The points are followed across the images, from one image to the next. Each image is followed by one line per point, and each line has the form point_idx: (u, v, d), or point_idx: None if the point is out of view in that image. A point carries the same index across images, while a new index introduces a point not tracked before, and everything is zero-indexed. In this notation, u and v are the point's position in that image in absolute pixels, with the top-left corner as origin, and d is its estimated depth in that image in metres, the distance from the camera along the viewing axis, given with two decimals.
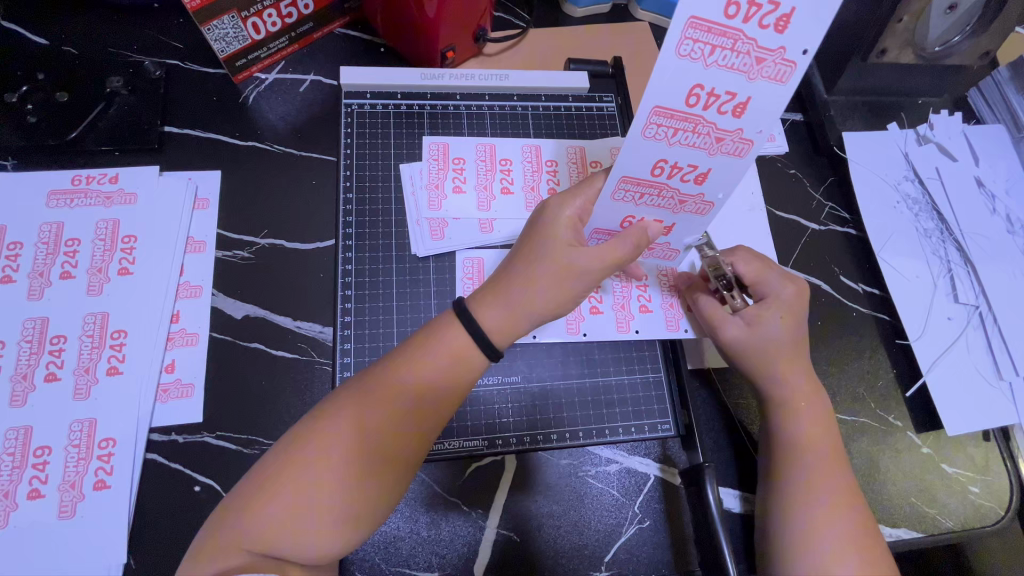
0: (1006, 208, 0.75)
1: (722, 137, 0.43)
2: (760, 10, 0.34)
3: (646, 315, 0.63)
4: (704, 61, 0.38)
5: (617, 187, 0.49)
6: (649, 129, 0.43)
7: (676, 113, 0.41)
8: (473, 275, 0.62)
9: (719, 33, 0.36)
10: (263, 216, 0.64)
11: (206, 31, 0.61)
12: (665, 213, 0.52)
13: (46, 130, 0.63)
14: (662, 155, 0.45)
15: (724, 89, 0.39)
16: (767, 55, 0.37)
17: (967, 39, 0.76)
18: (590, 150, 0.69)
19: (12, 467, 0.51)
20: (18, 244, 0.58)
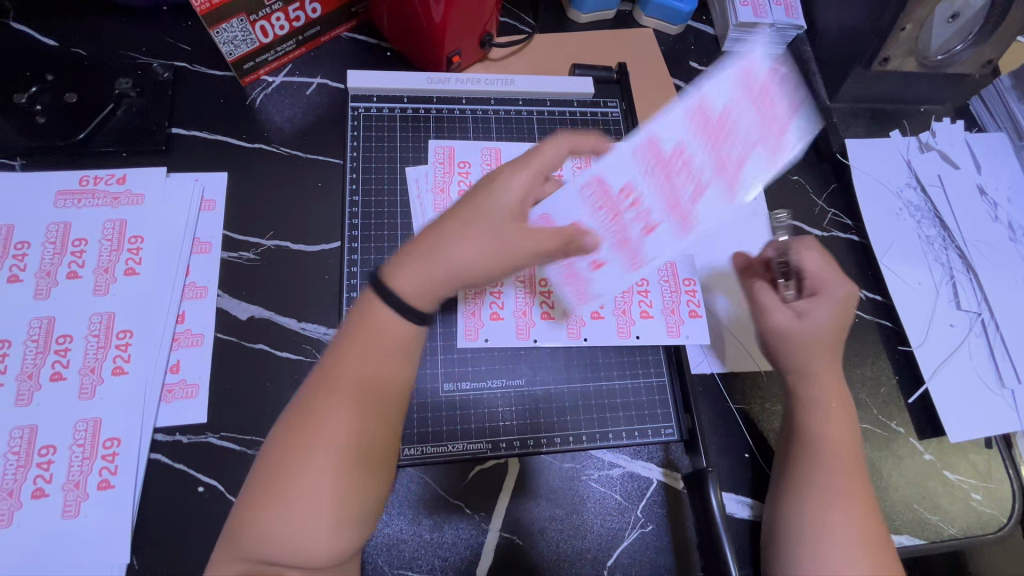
0: (1007, 215, 0.76)
1: (680, 202, 0.57)
2: (728, 136, 0.57)
3: (646, 321, 0.63)
4: (693, 139, 0.57)
5: (582, 184, 0.59)
6: (638, 152, 0.58)
7: (663, 154, 0.58)
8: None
9: (703, 134, 0.58)
10: (269, 218, 0.64)
11: (215, 34, 0.62)
12: (608, 238, 0.58)
13: (54, 130, 0.63)
14: (635, 180, 0.58)
15: (697, 165, 0.57)
16: (725, 169, 0.57)
17: (969, 47, 0.76)
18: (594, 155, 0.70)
19: (17, 466, 0.51)
20: (25, 244, 0.58)
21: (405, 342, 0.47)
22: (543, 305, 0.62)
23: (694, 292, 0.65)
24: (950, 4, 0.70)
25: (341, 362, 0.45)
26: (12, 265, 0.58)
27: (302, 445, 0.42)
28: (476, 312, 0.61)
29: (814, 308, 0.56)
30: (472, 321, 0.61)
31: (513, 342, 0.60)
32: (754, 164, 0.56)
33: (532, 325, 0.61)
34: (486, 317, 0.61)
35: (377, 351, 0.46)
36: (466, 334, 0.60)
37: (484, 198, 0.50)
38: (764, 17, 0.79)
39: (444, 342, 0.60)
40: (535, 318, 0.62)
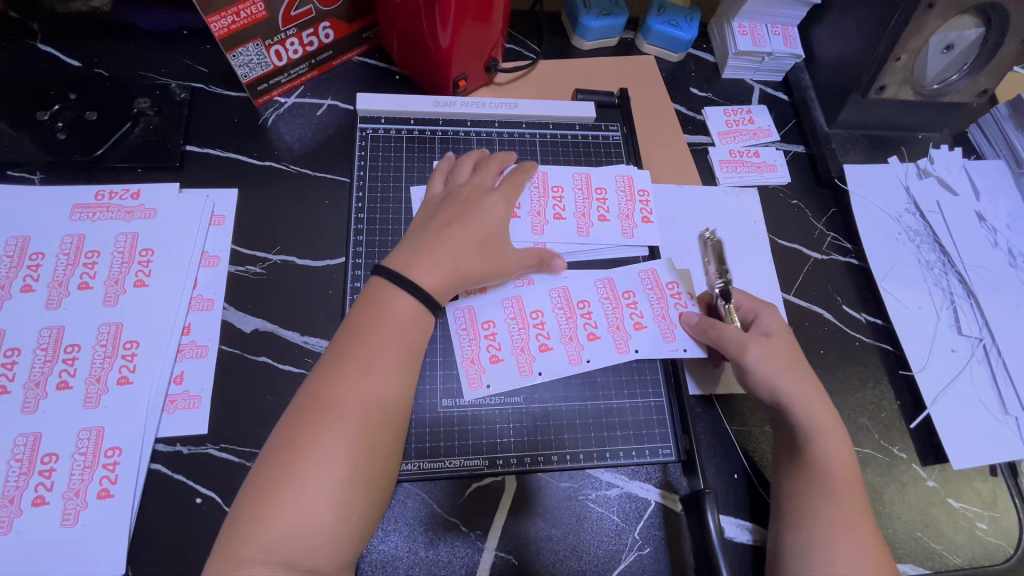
0: (1006, 241, 0.76)
1: (618, 329, 0.63)
2: (680, 305, 0.65)
3: (641, 332, 0.63)
4: (643, 291, 0.66)
5: (552, 286, 0.65)
6: (598, 283, 0.66)
7: (617, 292, 0.65)
8: (467, 326, 0.62)
9: (659, 287, 0.66)
10: (277, 234, 0.66)
11: (232, 57, 0.65)
12: (556, 336, 0.62)
13: (74, 146, 0.66)
14: (589, 298, 0.65)
15: (639, 309, 0.65)
16: (666, 324, 0.64)
17: (965, 77, 0.78)
18: (595, 177, 0.71)
19: (19, 473, 0.51)
20: (40, 254, 0.60)
21: (416, 327, 0.52)
22: (539, 337, 0.62)
23: (679, 295, 0.66)
24: (943, 34, 0.73)
25: (353, 346, 0.49)
26: (26, 274, 0.59)
27: (322, 426, 0.45)
28: (474, 358, 0.60)
29: (771, 326, 0.59)
30: (472, 369, 0.60)
31: (521, 382, 0.60)
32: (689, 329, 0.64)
33: (533, 359, 0.61)
34: (486, 362, 0.60)
35: (391, 338, 0.50)
36: (471, 383, 0.59)
37: (475, 210, 0.58)
38: (763, 45, 0.81)
39: (444, 358, 0.61)
40: (535, 353, 0.61)
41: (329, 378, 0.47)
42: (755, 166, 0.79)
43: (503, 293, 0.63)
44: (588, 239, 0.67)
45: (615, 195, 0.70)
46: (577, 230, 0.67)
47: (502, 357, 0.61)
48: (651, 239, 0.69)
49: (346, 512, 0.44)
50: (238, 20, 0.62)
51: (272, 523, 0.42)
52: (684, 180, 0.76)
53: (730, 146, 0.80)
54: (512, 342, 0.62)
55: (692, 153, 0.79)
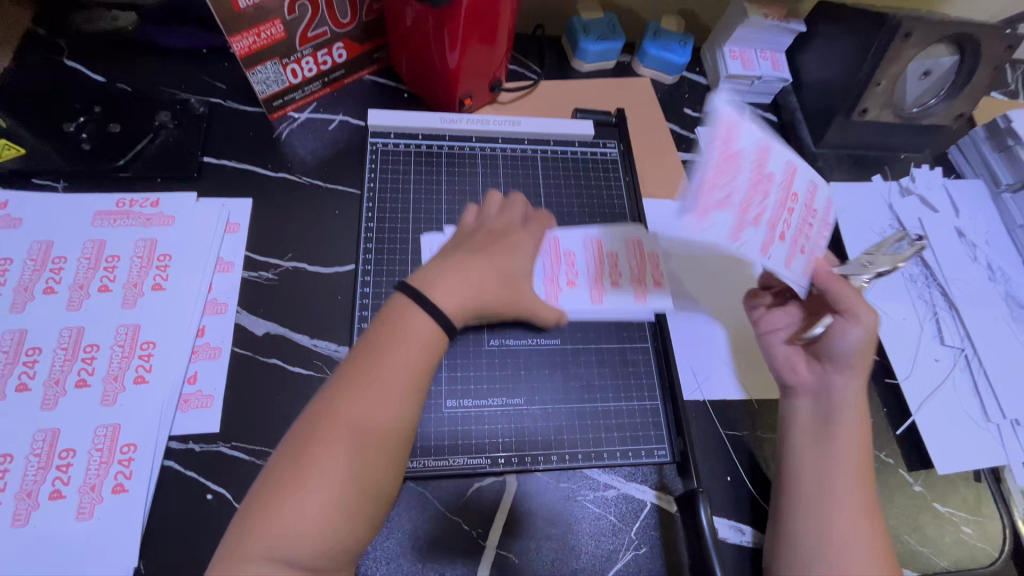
0: (985, 256, 0.80)
1: (745, 209, 0.54)
2: (787, 216, 0.57)
3: (743, 236, 0.53)
4: (751, 170, 0.55)
5: (581, 234, 0.71)
6: (719, 131, 0.53)
7: (734, 139, 0.54)
8: (552, 252, 0.69)
9: (761, 185, 0.56)
10: (289, 241, 0.69)
11: (251, 75, 0.69)
12: (582, 279, 0.69)
13: (97, 156, 0.69)
14: (705, 144, 0.52)
15: (752, 209, 0.54)
16: (772, 232, 0.55)
17: (942, 102, 0.83)
18: (605, 243, 0.71)
19: (37, 468, 0.53)
20: (62, 259, 0.63)
21: (431, 348, 0.51)
22: (568, 274, 0.68)
23: (789, 208, 0.57)
24: (920, 61, 0.78)
25: (369, 360, 0.49)
26: (49, 277, 0.61)
27: (329, 440, 0.46)
28: (555, 278, 0.68)
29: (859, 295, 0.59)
30: (551, 288, 0.67)
31: (591, 308, 0.67)
32: (797, 259, 0.56)
33: (602, 292, 0.68)
34: (563, 284, 0.68)
35: (407, 357, 0.50)
36: (549, 297, 0.66)
37: (504, 243, 0.60)
38: (752, 70, 0.86)
39: (448, 361, 0.63)
40: (570, 283, 0.68)
41: (343, 391, 0.48)
42: None
43: (591, 232, 0.72)
44: (601, 305, 0.68)
45: (626, 258, 0.71)
46: (590, 297, 0.68)
47: (577, 284, 0.68)
48: (662, 304, 0.69)
49: (339, 521, 0.44)
50: (259, 41, 0.66)
51: (274, 534, 0.42)
52: (677, 195, 0.80)
53: None
54: (587, 273, 0.69)
55: (685, 170, 0.83)
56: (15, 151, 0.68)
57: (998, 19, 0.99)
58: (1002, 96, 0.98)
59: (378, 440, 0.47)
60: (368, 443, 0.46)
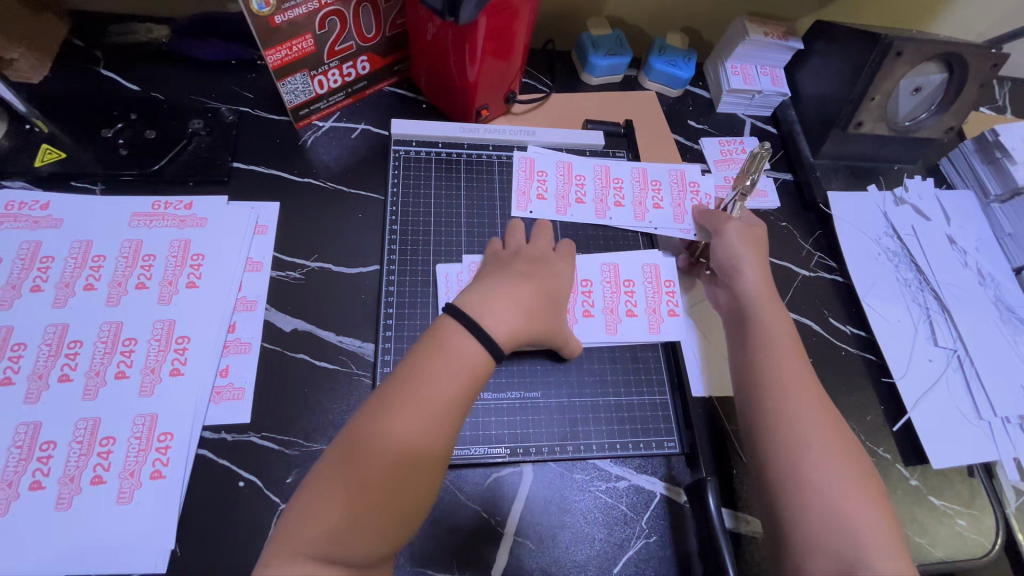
0: (976, 262, 0.84)
1: (603, 199, 0.79)
2: (651, 198, 0.80)
3: (674, 318, 0.72)
4: (630, 180, 0.81)
5: (603, 262, 0.74)
6: (558, 164, 0.80)
7: (660, 278, 0.74)
8: (612, 280, 0.73)
9: (612, 180, 0.81)
10: (315, 243, 0.73)
11: (281, 85, 0.73)
12: (600, 306, 0.71)
13: (133, 161, 0.72)
14: (587, 174, 0.80)
15: (624, 197, 0.80)
16: (643, 209, 0.79)
17: (933, 116, 0.88)
18: (622, 269, 0.74)
19: (79, 454, 0.56)
20: (101, 257, 0.66)
21: (478, 371, 0.53)
22: (627, 304, 0.72)
23: (658, 190, 0.81)
24: (912, 78, 0.83)
25: (412, 376, 0.52)
26: (89, 274, 0.65)
27: (370, 446, 0.48)
28: (613, 309, 0.71)
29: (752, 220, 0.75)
30: (611, 318, 0.71)
31: (648, 337, 0.70)
32: (664, 220, 0.79)
33: (619, 321, 0.71)
34: (623, 314, 0.71)
35: (454, 377, 0.52)
36: (609, 328, 0.70)
37: (548, 270, 0.66)
38: (753, 84, 0.91)
39: None
40: (621, 316, 0.71)
41: (392, 402, 0.50)
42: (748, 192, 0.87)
43: (605, 260, 0.75)
44: (616, 335, 0.70)
45: (642, 287, 0.73)
46: (606, 327, 0.70)
47: (637, 313, 0.72)
48: (676, 332, 0.71)
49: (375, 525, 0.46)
50: (291, 54, 0.70)
51: (319, 527, 0.46)
52: None
53: (726, 174, 0.88)
54: (604, 303, 0.71)
55: None
56: (56, 156, 0.71)
57: (985, 38, 1.04)
58: (989, 110, 1.03)
59: (422, 452, 0.49)
60: (408, 456, 0.48)
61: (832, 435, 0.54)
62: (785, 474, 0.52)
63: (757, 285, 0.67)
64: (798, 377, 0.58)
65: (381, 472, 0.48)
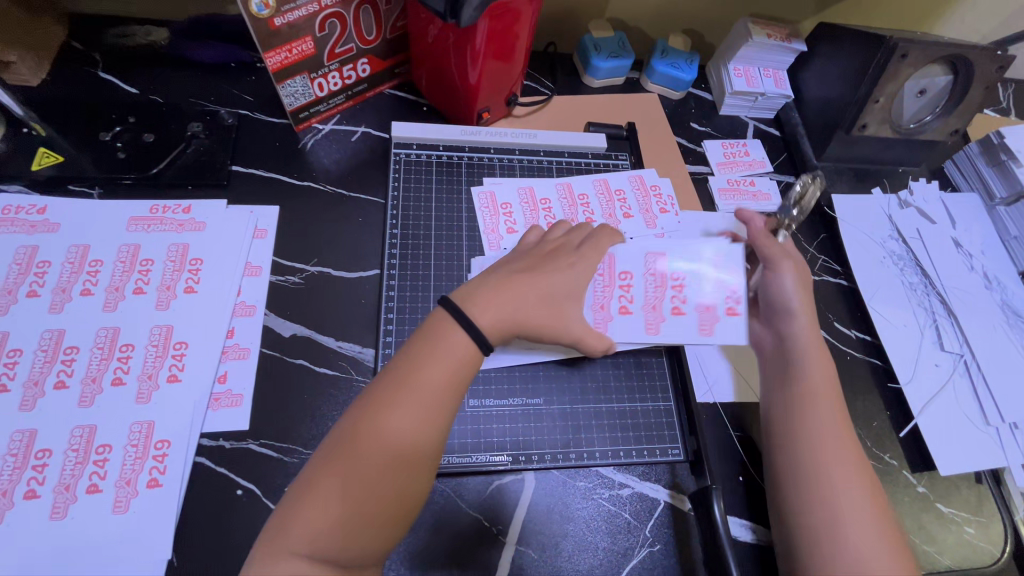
0: (982, 266, 0.83)
1: (574, 218, 0.75)
2: (621, 210, 0.77)
3: (732, 318, 0.64)
4: (595, 195, 0.78)
5: (646, 253, 0.68)
6: (521, 190, 0.77)
7: (719, 270, 0.67)
8: (655, 273, 0.67)
9: (578, 199, 0.77)
10: (315, 247, 0.72)
11: (281, 88, 0.72)
12: (639, 303, 0.66)
13: (132, 165, 0.72)
14: (551, 197, 0.76)
15: (591, 214, 0.76)
16: (615, 223, 0.75)
17: (937, 118, 0.87)
18: (669, 260, 0.68)
19: (75, 463, 0.55)
20: (98, 262, 0.65)
21: (466, 369, 0.54)
22: (674, 300, 0.66)
23: (623, 200, 0.78)
24: (916, 81, 0.83)
25: (404, 373, 0.52)
26: (86, 279, 0.64)
27: (360, 441, 0.49)
28: (657, 306, 0.66)
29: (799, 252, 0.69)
30: (653, 316, 0.65)
31: (697, 339, 0.64)
32: (642, 231, 0.75)
33: (661, 319, 0.65)
34: (667, 312, 0.65)
35: (443, 375, 0.52)
36: (649, 328, 0.65)
37: (556, 266, 0.63)
38: (756, 86, 0.90)
39: None
40: (666, 314, 0.65)
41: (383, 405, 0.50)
42: (752, 195, 0.86)
43: (647, 253, 0.68)
44: (657, 335, 0.64)
45: (693, 281, 0.66)
46: (645, 326, 0.65)
47: (684, 310, 0.65)
48: (734, 334, 0.64)
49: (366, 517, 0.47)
50: (290, 56, 0.69)
51: (321, 538, 0.45)
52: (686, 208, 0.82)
53: (728, 176, 0.87)
54: (645, 299, 0.66)
55: (693, 181, 0.86)
56: (54, 159, 0.70)
57: (988, 40, 1.03)
58: (993, 113, 1.02)
59: (416, 451, 0.50)
60: (400, 451, 0.49)
61: (857, 480, 0.54)
62: (816, 514, 0.53)
63: (804, 329, 0.63)
64: (831, 415, 0.58)
65: (378, 474, 0.48)
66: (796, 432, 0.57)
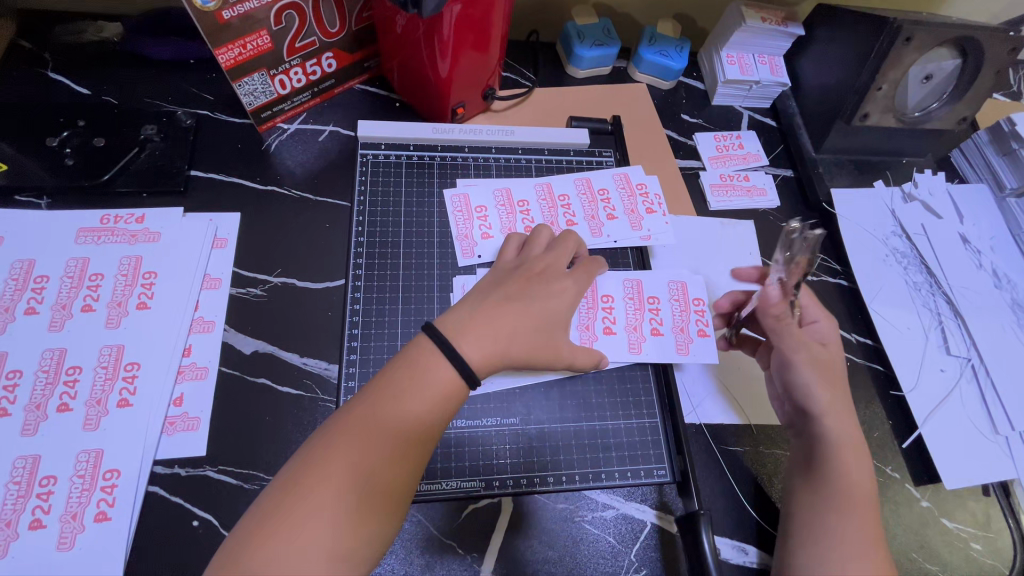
0: (991, 263, 0.79)
1: (555, 220, 0.71)
2: (605, 210, 0.72)
3: (703, 339, 0.67)
4: (576, 196, 0.73)
5: (625, 278, 0.69)
6: (497, 191, 0.72)
7: (688, 297, 0.69)
8: (634, 296, 0.68)
9: (559, 200, 0.72)
10: (278, 257, 0.68)
11: (237, 87, 0.67)
12: (622, 324, 0.66)
13: (81, 172, 0.67)
14: (530, 199, 0.72)
15: (572, 217, 0.71)
16: (598, 226, 0.71)
17: (944, 105, 0.82)
18: (646, 286, 0.69)
19: (16, 496, 0.51)
20: (44, 278, 0.61)
21: (451, 397, 0.49)
22: (652, 321, 0.67)
23: (607, 200, 0.73)
24: (922, 66, 0.77)
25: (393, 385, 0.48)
26: (30, 297, 0.60)
27: (339, 451, 0.44)
28: (637, 327, 0.66)
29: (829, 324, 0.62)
30: (635, 336, 0.66)
31: (676, 357, 0.65)
32: (626, 234, 0.71)
33: (643, 339, 0.65)
34: (647, 332, 0.66)
35: (432, 395, 0.48)
36: (633, 348, 0.65)
37: (541, 288, 0.58)
38: (750, 75, 0.84)
39: None
40: (646, 335, 0.66)
41: (358, 436, 0.45)
42: (746, 191, 0.81)
43: (624, 275, 0.69)
44: (641, 355, 0.65)
45: (668, 305, 0.68)
46: (629, 346, 0.65)
47: (662, 331, 0.66)
48: (708, 354, 0.66)
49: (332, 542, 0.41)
50: (245, 52, 0.64)
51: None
52: (676, 207, 0.78)
53: (721, 170, 0.82)
54: (626, 321, 0.66)
55: (683, 177, 0.81)
56: None
57: (998, 19, 0.97)
58: (1003, 97, 0.96)
59: (398, 475, 0.45)
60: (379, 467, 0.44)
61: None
62: None
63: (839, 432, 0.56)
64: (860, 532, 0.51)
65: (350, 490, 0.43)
66: (820, 533, 0.51)
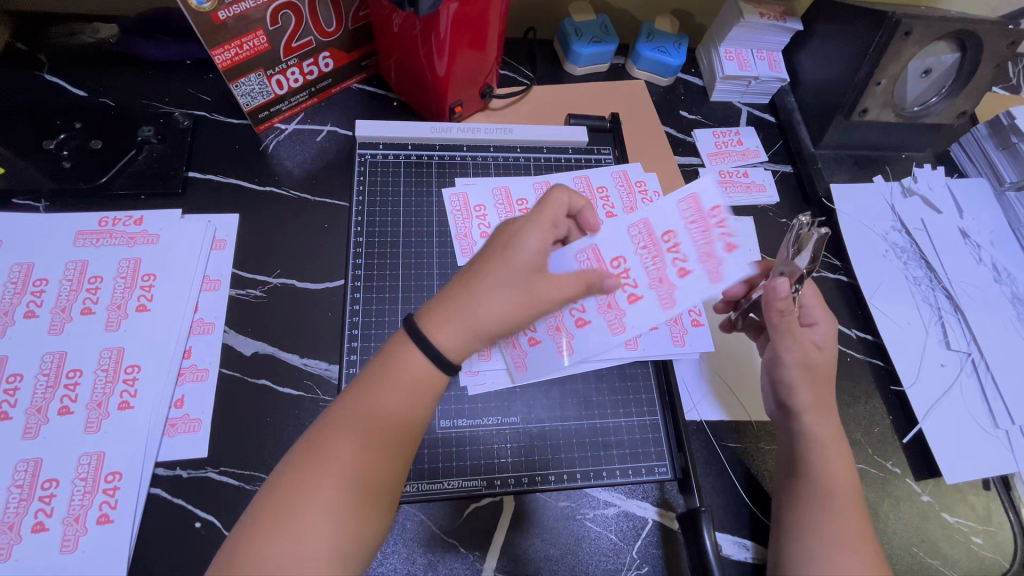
0: (991, 257, 0.78)
1: None
2: (604, 209, 0.72)
3: (698, 329, 0.67)
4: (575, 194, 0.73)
5: (627, 228, 0.62)
6: (496, 190, 0.72)
7: (703, 211, 0.59)
8: (647, 244, 0.61)
9: None
10: (277, 258, 0.67)
11: (234, 87, 0.67)
12: (643, 280, 0.60)
13: (79, 174, 0.67)
14: (529, 198, 0.72)
15: None
16: None
17: (943, 100, 0.81)
18: (652, 222, 0.61)
19: (19, 500, 0.51)
20: (43, 281, 0.61)
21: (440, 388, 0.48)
22: (675, 261, 0.59)
23: (606, 198, 0.73)
24: (920, 60, 0.77)
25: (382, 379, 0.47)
26: (30, 300, 0.60)
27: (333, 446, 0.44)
28: (663, 276, 0.59)
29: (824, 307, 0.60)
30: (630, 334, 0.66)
31: (673, 351, 0.65)
32: None
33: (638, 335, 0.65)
34: (674, 277, 0.59)
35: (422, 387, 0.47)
36: (629, 344, 0.65)
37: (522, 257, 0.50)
38: (749, 70, 0.84)
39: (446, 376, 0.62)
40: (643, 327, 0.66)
41: (352, 430, 0.45)
42: (745, 187, 0.81)
43: (621, 222, 0.62)
44: (637, 350, 0.65)
45: (685, 232, 0.60)
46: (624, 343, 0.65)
47: (690, 267, 0.58)
48: (702, 343, 0.67)
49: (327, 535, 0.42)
50: (241, 53, 0.64)
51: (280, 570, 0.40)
52: None
53: (720, 167, 0.82)
54: (647, 274, 0.60)
55: (682, 174, 0.81)
56: None
57: (996, 14, 0.97)
58: (1002, 91, 0.96)
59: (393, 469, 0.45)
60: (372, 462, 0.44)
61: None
62: None
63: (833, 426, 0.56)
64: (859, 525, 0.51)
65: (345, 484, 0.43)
66: (822, 530, 0.51)
